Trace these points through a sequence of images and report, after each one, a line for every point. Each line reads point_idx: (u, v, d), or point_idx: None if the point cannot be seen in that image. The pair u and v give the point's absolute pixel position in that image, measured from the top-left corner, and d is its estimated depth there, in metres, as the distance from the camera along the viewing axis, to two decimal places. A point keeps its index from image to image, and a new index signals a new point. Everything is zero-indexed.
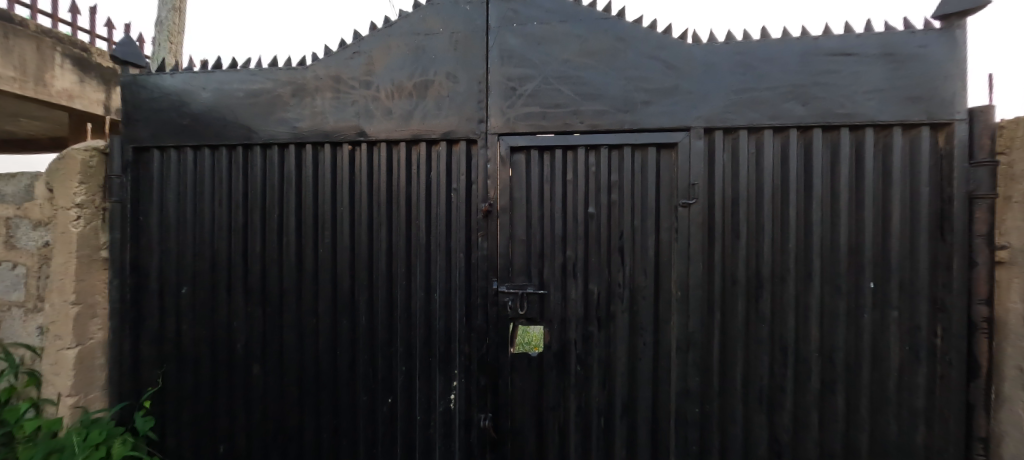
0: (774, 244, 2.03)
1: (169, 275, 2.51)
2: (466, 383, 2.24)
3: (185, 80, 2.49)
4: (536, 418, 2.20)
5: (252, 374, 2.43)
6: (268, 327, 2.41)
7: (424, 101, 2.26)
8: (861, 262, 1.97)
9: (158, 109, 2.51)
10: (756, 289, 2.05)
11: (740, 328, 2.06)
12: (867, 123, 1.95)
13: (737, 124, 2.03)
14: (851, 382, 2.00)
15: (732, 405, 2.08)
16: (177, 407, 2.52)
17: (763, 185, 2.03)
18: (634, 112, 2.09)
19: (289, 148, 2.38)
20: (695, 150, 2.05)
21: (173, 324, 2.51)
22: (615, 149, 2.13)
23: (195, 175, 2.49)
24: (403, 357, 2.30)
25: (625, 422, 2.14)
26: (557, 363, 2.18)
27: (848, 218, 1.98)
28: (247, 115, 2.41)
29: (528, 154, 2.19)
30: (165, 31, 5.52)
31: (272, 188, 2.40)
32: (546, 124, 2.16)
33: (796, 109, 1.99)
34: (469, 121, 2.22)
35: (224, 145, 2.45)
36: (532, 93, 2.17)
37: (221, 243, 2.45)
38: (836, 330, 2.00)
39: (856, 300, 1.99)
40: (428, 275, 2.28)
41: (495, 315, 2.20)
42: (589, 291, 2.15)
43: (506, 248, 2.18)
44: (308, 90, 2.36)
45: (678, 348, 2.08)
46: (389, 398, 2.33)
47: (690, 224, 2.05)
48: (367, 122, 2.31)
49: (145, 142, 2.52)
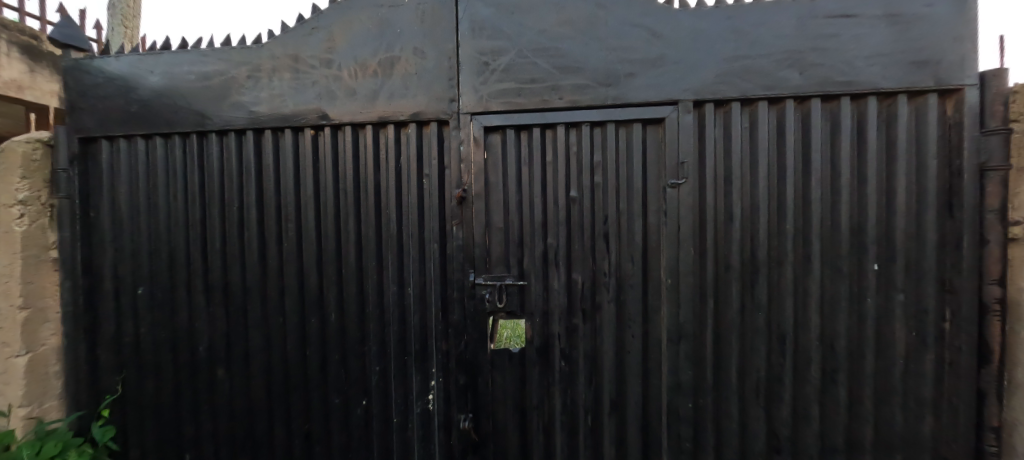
0: (771, 226, 1.88)
1: (124, 275, 2.34)
2: (444, 382, 2.10)
3: (132, 63, 2.29)
4: (519, 418, 2.06)
5: (217, 378, 2.27)
6: (232, 328, 2.25)
7: (390, 80, 2.08)
8: (864, 243, 1.83)
9: (103, 95, 2.31)
10: (752, 276, 1.89)
11: (736, 317, 1.90)
12: (869, 91, 1.79)
13: (729, 95, 1.86)
14: (854, 372, 1.87)
15: (727, 399, 1.94)
16: (139, 414, 2.36)
17: (758, 162, 1.87)
18: (617, 86, 1.92)
19: (247, 135, 2.20)
20: (684, 125, 1.88)
21: (132, 328, 2.34)
22: (598, 126, 1.96)
23: (148, 167, 2.30)
24: (377, 356, 2.15)
25: (614, 420, 2.00)
26: (540, 359, 2.03)
27: (850, 196, 1.83)
28: (199, 100, 2.22)
29: (504, 135, 2.02)
30: (120, 14, 5.27)
31: (231, 178, 2.22)
32: (521, 101, 1.99)
33: (792, 78, 1.83)
34: (440, 100, 2.05)
35: (177, 133, 2.26)
36: (506, 68, 2.00)
37: (178, 239, 2.28)
38: (838, 318, 1.85)
39: (858, 284, 1.84)
40: (402, 267, 2.12)
41: (473, 309, 2.04)
42: (573, 280, 2.00)
43: (482, 237, 2.02)
44: (265, 71, 2.17)
45: (669, 340, 1.93)
46: (363, 400, 2.18)
47: (678, 207, 1.90)
48: (329, 104, 2.13)
49: (92, 133, 2.33)
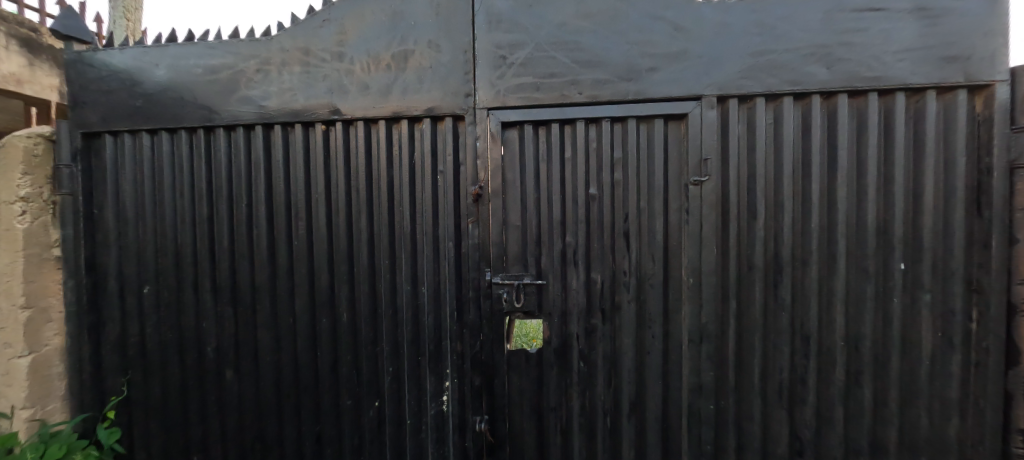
0: (795, 225, 1.84)
1: (129, 274, 2.28)
2: (459, 383, 2.06)
3: (136, 56, 2.22)
4: (536, 419, 2.02)
5: (225, 379, 2.22)
6: (241, 328, 2.20)
7: (404, 74, 2.03)
8: (890, 242, 1.79)
9: (107, 89, 2.24)
10: (775, 275, 1.86)
11: (759, 317, 1.87)
12: (897, 87, 1.75)
13: (753, 91, 1.82)
14: (879, 373, 1.83)
15: (749, 401, 1.90)
16: (146, 416, 2.31)
17: (782, 159, 1.83)
18: (639, 81, 1.88)
19: (256, 130, 2.14)
20: (707, 121, 1.84)
21: (137, 328, 2.28)
22: (618, 122, 1.92)
23: (153, 162, 2.24)
24: (390, 356, 2.11)
25: (633, 422, 1.97)
26: (558, 360, 1.99)
27: (876, 194, 1.79)
28: (206, 94, 2.16)
29: (521, 130, 1.98)
30: (121, 7, 5.18)
31: (240, 174, 2.17)
32: (540, 96, 1.94)
33: (819, 73, 1.79)
34: (455, 95, 2.00)
35: (184, 128, 2.19)
36: (524, 62, 1.95)
37: (186, 237, 2.22)
38: (863, 318, 1.82)
39: (884, 284, 1.81)
40: (416, 266, 2.08)
41: (489, 309, 2.00)
42: (592, 280, 1.96)
43: (499, 236, 1.97)
44: (274, 64, 2.11)
45: (690, 341, 1.90)
46: (375, 401, 2.13)
47: (701, 205, 1.86)
48: (341, 99, 2.07)
49: (95, 128, 2.26)
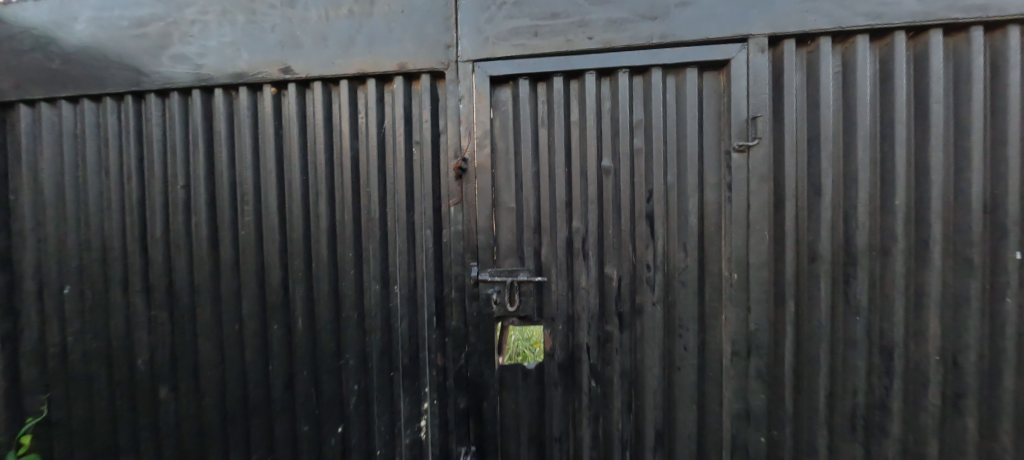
0: (872, 202, 1.41)
1: (49, 271, 1.90)
2: (441, 405, 1.65)
3: (53, 9, 1.84)
4: (536, 452, 1.61)
5: (161, 398, 1.83)
6: (178, 336, 1.81)
7: (369, 22, 1.64)
8: (1004, 224, 1.35)
9: (21, 50, 1.87)
10: (846, 269, 1.42)
11: (825, 323, 1.43)
12: (1013, 17, 1.32)
13: (816, 28, 1.40)
14: (986, 396, 1.39)
15: (811, 431, 1.47)
16: (71, 441, 1.93)
17: (855, 117, 1.40)
18: (665, 20, 1.46)
19: (193, 95, 1.76)
20: (755, 69, 1.42)
21: (59, 336, 1.91)
22: (639, 74, 1.50)
23: (75, 137, 1.86)
24: (355, 372, 1.70)
25: (659, 456, 1.55)
26: (563, 377, 1.57)
27: (984, 161, 1.35)
28: (134, 53, 1.77)
29: (516, 88, 1.57)
30: None
31: (175, 149, 1.79)
32: (539, 43, 1.53)
33: (905, 2, 1.36)
34: (433, 46, 1.60)
35: (109, 95, 1.82)
36: (519, 2, 1.54)
37: (113, 226, 1.84)
38: (966, 325, 1.37)
39: (993, 279, 1.37)
40: (387, 259, 1.68)
41: (477, 313, 1.59)
42: (606, 275, 1.53)
43: (488, 221, 1.57)
44: (213, 14, 1.72)
45: (733, 354, 1.47)
46: (339, 427, 1.73)
47: (746, 178, 1.44)
48: (293, 55, 1.68)
49: (9, 97, 1.89)
